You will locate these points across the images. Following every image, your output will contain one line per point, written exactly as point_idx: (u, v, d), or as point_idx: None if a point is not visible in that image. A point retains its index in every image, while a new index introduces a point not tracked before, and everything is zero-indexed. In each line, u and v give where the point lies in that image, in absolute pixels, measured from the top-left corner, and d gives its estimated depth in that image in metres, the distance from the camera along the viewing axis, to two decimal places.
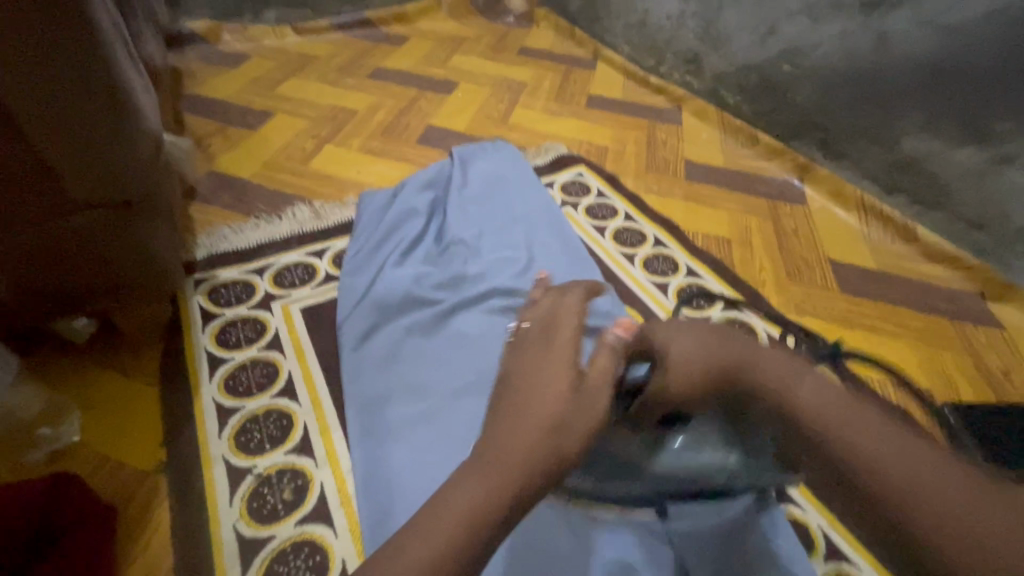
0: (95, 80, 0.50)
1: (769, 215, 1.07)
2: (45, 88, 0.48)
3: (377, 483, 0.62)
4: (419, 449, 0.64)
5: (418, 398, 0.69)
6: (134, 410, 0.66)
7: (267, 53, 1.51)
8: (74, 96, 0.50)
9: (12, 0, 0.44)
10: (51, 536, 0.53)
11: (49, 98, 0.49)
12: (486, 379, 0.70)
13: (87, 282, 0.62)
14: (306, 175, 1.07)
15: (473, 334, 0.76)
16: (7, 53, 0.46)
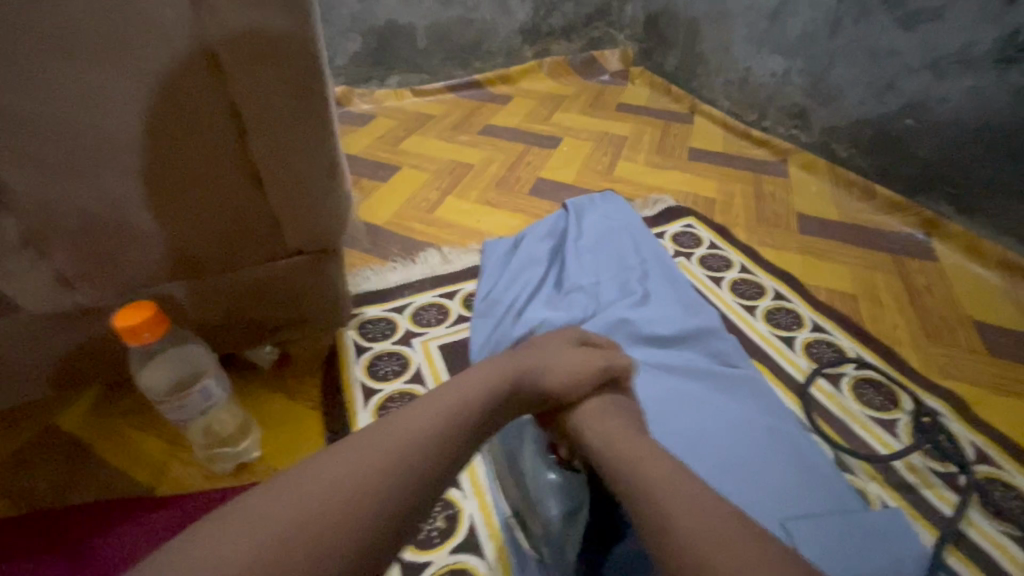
0: (323, 149, 0.60)
1: (896, 270, 1.03)
2: (286, 155, 0.59)
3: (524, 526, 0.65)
4: None
5: None
6: (305, 432, 0.74)
7: (389, 114, 1.69)
8: (305, 161, 0.60)
9: (279, 85, 0.55)
10: None
11: (287, 162, 0.60)
12: None
13: (279, 316, 0.73)
14: (432, 223, 1.17)
15: None
16: (263, 125, 0.56)
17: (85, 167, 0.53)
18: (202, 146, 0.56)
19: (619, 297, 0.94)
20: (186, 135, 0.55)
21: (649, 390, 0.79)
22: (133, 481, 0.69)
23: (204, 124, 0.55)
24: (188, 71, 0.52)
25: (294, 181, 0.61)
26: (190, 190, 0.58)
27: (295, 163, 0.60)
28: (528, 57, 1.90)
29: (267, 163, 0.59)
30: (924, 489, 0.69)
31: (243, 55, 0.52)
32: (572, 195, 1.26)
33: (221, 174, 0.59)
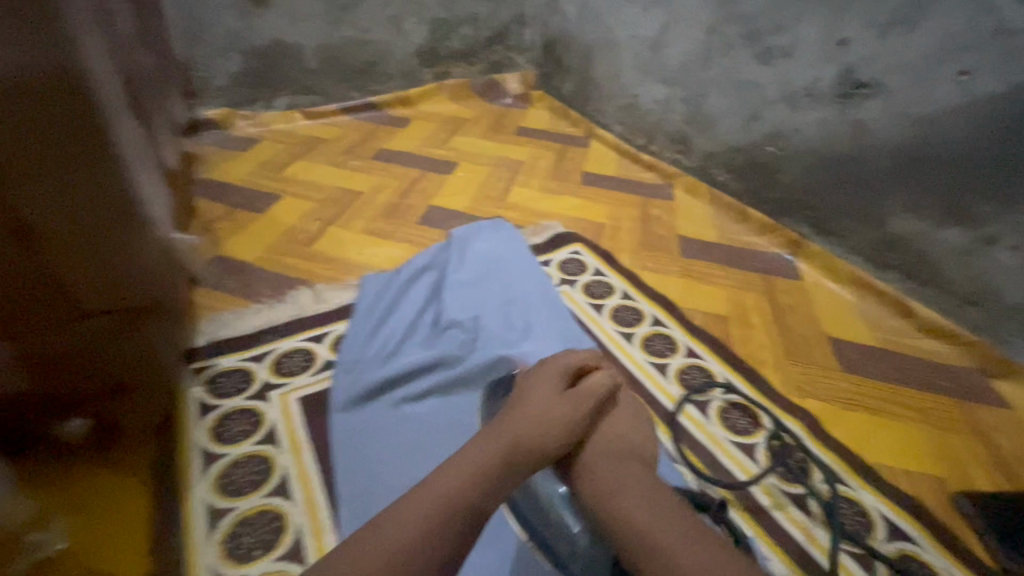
0: (109, 194, 0.54)
1: (764, 291, 1.09)
2: (60, 202, 0.52)
3: None
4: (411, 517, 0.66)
5: None
6: (124, 515, 0.64)
7: (277, 137, 1.60)
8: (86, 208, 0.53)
9: (32, 125, 0.48)
10: None
11: (64, 210, 0.53)
12: None
13: (91, 386, 0.65)
14: (310, 257, 1.10)
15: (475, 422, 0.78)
16: (22, 170, 0.50)
17: None
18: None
19: (499, 329, 0.92)
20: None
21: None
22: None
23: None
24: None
25: (81, 233, 0.55)
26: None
27: (74, 211, 0.53)
28: (428, 80, 1.87)
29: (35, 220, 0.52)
30: (776, 513, 0.71)
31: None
32: (463, 223, 1.23)
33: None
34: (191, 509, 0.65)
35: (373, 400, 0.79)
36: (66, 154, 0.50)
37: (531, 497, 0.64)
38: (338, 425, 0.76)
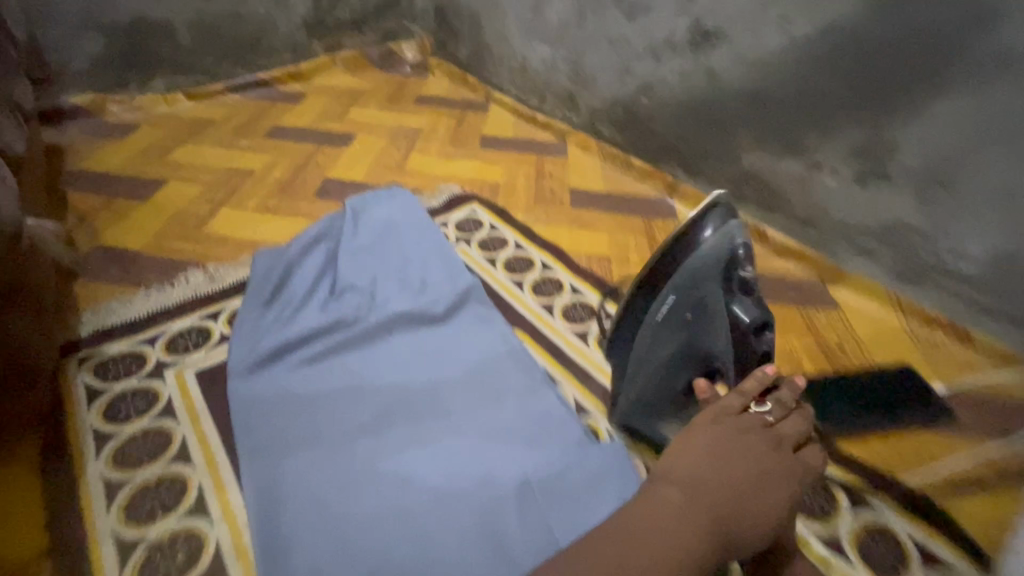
0: None
1: (644, 231, 1.19)
2: None
3: (271, 531, 0.64)
4: (313, 465, 0.70)
5: (315, 444, 0.73)
6: (15, 501, 0.65)
7: (159, 121, 1.52)
8: None
9: None
10: None
11: None
12: (386, 411, 0.77)
13: None
14: (200, 239, 1.08)
15: (370, 375, 0.82)
16: None
17: None
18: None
19: (395, 290, 0.95)
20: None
21: (414, 375, 0.82)
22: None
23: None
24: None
25: None
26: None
27: None
28: (319, 52, 1.82)
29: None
30: None
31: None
32: (360, 192, 1.24)
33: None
34: (86, 487, 0.67)
35: (271, 372, 0.81)
36: None
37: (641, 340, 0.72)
38: (235, 398, 0.77)
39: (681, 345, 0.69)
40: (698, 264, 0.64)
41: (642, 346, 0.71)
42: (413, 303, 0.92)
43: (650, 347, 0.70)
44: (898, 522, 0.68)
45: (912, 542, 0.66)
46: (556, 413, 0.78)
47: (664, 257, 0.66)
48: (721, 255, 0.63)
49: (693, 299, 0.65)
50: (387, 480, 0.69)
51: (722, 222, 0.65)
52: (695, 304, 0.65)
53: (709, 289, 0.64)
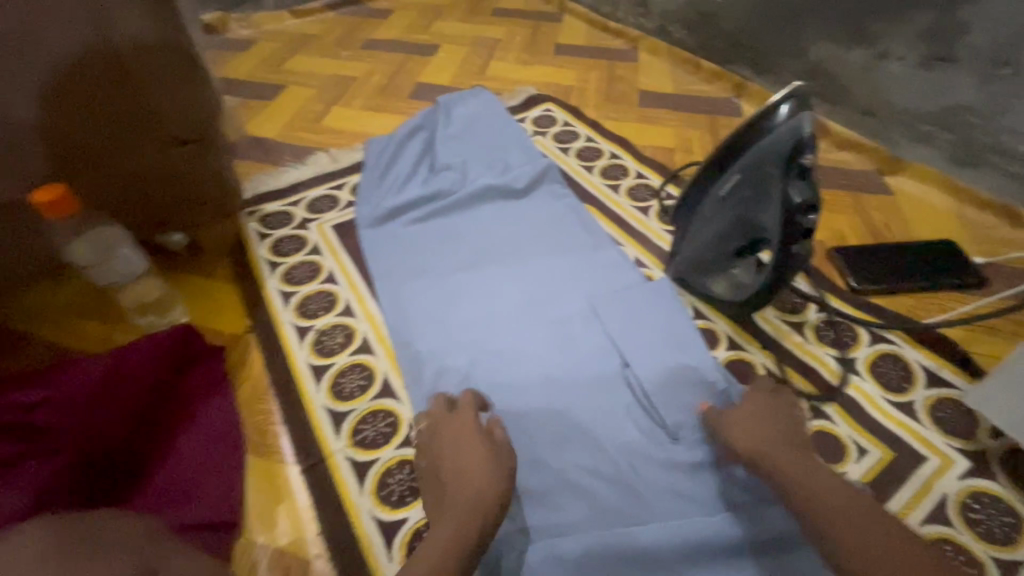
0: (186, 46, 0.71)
1: (709, 128, 1.28)
2: (155, 50, 0.69)
3: (398, 327, 0.85)
4: (424, 289, 0.90)
5: (425, 276, 0.92)
6: (224, 298, 0.90)
7: (271, 37, 1.72)
8: (173, 55, 0.71)
9: None
10: (190, 361, 0.75)
11: (159, 56, 0.70)
12: (479, 257, 0.95)
13: (178, 203, 0.85)
14: (320, 131, 1.29)
15: (466, 231, 1.00)
16: (137, 27, 0.67)
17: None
18: (35, 108, 0.68)
19: (479, 171, 1.11)
20: (25, 101, 0.67)
21: (500, 235, 0.99)
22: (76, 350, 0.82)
23: (26, 94, 0.67)
24: (13, 51, 0.63)
25: (164, 75, 0.72)
26: (14, 138, 0.69)
27: (164, 60, 0.70)
28: None
29: (101, 123, 0.73)
30: None
31: (77, 58, 0.67)
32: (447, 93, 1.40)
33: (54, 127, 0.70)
34: (269, 293, 0.91)
35: (393, 233, 1.00)
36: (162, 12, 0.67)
37: (713, 199, 0.73)
38: (368, 248, 0.98)
39: (742, 215, 0.73)
40: (767, 147, 0.65)
41: (710, 211, 0.75)
42: (500, 177, 1.08)
43: (717, 212, 0.74)
44: (910, 351, 0.80)
45: (920, 366, 0.78)
46: (614, 263, 0.94)
47: (741, 134, 0.67)
48: (790, 137, 0.64)
49: (756, 181, 0.68)
50: (483, 304, 0.88)
51: (797, 114, 0.64)
52: (761, 187, 0.68)
53: (772, 174, 0.66)
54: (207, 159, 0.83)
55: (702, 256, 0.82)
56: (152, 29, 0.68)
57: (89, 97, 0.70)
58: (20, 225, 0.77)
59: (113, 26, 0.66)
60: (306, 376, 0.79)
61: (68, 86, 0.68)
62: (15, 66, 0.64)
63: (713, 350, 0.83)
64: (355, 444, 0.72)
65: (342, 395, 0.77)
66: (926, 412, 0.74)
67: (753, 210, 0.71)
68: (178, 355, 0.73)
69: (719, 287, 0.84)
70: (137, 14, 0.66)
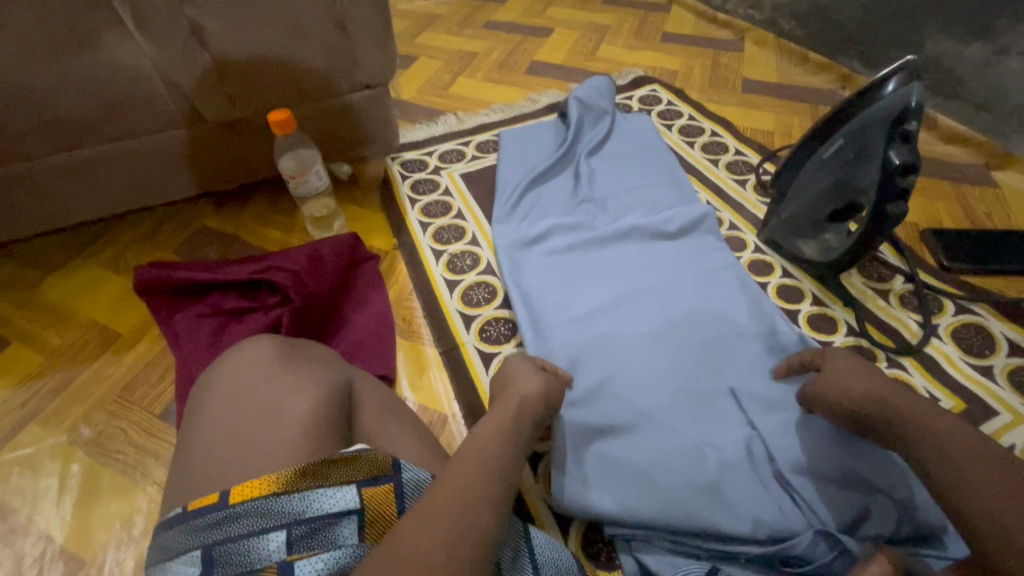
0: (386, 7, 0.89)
1: (810, 116, 1.33)
2: (367, 10, 0.88)
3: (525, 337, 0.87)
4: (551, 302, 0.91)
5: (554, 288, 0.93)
6: (376, 222, 1.09)
7: (403, 15, 1.93)
8: (378, 15, 0.89)
9: None
10: (360, 260, 0.96)
11: (370, 14, 0.88)
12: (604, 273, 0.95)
13: (349, 138, 1.05)
14: (448, 97, 1.47)
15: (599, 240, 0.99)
16: None
17: (242, 18, 0.82)
18: (277, 50, 0.88)
19: (599, 164, 1.14)
20: (270, 45, 0.87)
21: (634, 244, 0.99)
22: (260, 247, 1.04)
23: (274, 37, 0.86)
24: (273, 3, 0.82)
25: (368, 31, 0.90)
26: (254, 73, 0.89)
27: (370, 16, 0.89)
28: None
29: (315, 64, 0.91)
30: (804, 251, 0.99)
31: (320, 21, 0.86)
32: (565, 86, 1.50)
33: (283, 66, 0.90)
34: (410, 221, 1.09)
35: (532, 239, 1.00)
36: None
37: (818, 161, 0.83)
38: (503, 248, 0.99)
39: (842, 177, 0.81)
40: (873, 114, 0.73)
41: (811, 171, 0.84)
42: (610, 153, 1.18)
43: (818, 172, 0.83)
44: (995, 323, 0.85)
45: (1003, 336, 0.83)
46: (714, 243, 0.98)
47: (851, 103, 0.76)
48: (896, 108, 0.71)
49: (859, 144, 0.76)
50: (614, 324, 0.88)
51: (907, 85, 0.71)
52: (862, 150, 0.76)
53: (875, 138, 0.74)
54: (382, 103, 1.03)
55: (799, 215, 0.90)
56: None
57: (312, 44, 0.89)
58: (239, 145, 1.00)
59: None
60: (442, 286, 0.96)
61: (303, 36, 0.87)
62: (274, 13, 0.83)
63: (798, 303, 0.91)
64: (482, 340, 0.88)
65: (472, 303, 0.93)
66: (1004, 376, 0.80)
67: (853, 173, 0.79)
68: (353, 253, 0.95)
69: (809, 246, 0.92)
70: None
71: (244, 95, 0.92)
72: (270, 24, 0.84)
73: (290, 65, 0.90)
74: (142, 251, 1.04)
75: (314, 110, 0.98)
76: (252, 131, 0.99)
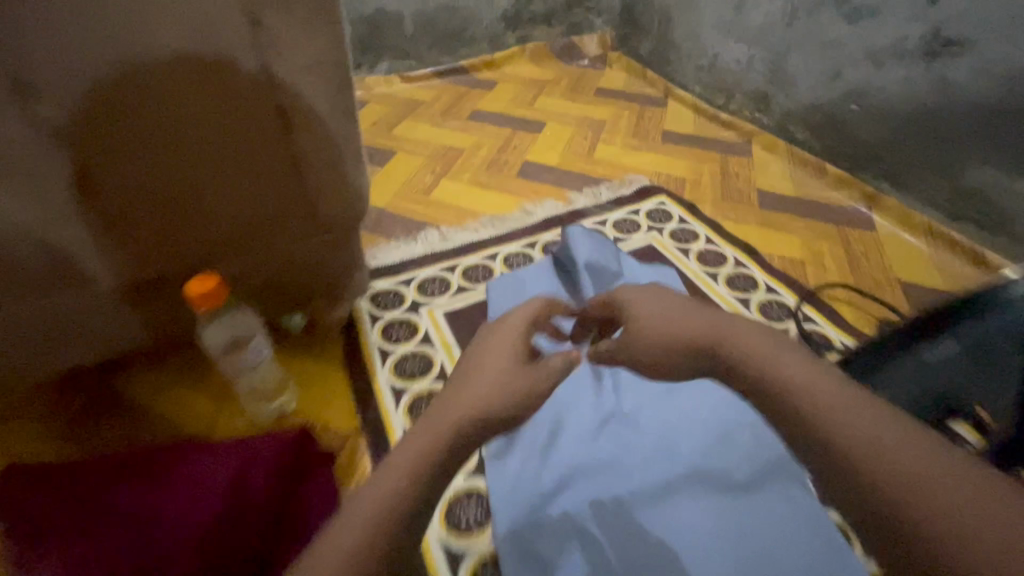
0: (353, 139, 0.72)
1: (839, 240, 1.18)
2: (329, 143, 0.70)
3: None
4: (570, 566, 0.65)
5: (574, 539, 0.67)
6: (336, 388, 0.86)
7: (381, 100, 1.77)
8: (343, 148, 0.72)
9: (323, 84, 0.66)
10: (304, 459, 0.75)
11: (331, 146, 0.71)
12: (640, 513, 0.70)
13: (308, 289, 0.84)
14: (428, 204, 1.28)
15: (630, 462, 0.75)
16: (315, 118, 0.68)
17: (164, 162, 0.62)
18: (204, 197, 0.67)
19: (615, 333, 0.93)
20: (196, 191, 0.66)
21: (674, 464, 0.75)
22: (183, 432, 0.79)
23: (198, 180, 0.65)
24: (204, 140, 0.63)
25: (331, 165, 0.72)
26: (173, 228, 0.67)
27: (331, 148, 0.71)
28: (511, 44, 1.98)
29: (262, 210, 0.71)
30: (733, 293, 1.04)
31: (273, 157, 0.68)
32: (562, 193, 1.32)
33: (214, 217, 0.69)
34: (379, 386, 0.86)
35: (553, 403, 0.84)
36: (338, 107, 0.69)
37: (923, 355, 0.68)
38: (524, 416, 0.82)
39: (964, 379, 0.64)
40: (997, 324, 0.68)
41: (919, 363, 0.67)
42: None
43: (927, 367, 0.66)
44: None
45: None
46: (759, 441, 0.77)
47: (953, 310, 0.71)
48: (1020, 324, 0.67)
49: (981, 345, 0.66)
50: (655, 534, 0.68)
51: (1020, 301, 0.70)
52: (989, 363, 0.65)
53: (1003, 346, 0.65)
54: (346, 244, 0.83)
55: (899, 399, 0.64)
56: (326, 117, 0.68)
57: (252, 185, 0.69)
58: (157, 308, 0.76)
59: (308, 113, 0.67)
60: None
61: (243, 173, 0.67)
62: (202, 150, 0.63)
63: None
64: None
65: (460, 528, 0.71)
66: None
67: (979, 375, 0.64)
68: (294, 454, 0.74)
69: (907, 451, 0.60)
70: (323, 102, 0.67)
71: (161, 255, 0.69)
72: (196, 165, 0.64)
73: (223, 214, 0.69)
74: (19, 435, 0.78)
75: (256, 261, 0.77)
76: (176, 292, 0.76)
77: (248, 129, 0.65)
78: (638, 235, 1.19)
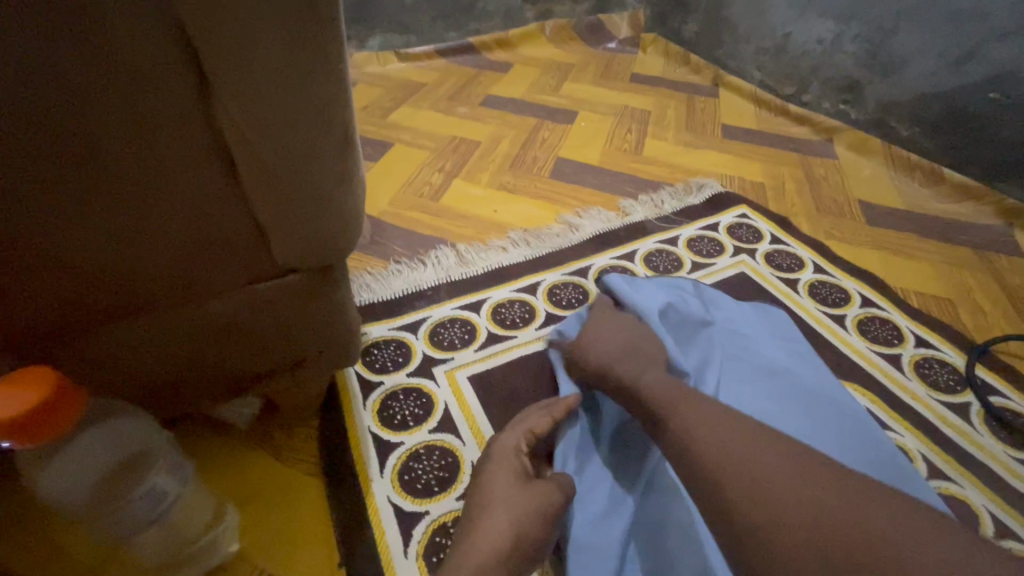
0: (337, 120, 0.40)
1: (985, 268, 0.90)
2: (288, 122, 0.38)
3: None
4: None
5: None
6: (307, 516, 0.54)
7: (373, 81, 1.44)
8: (314, 133, 0.39)
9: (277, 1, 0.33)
10: None
11: (291, 128, 0.38)
12: None
13: (258, 363, 0.52)
14: (439, 213, 0.95)
15: None
16: (258, 68, 0.35)
17: None
18: (44, 208, 0.36)
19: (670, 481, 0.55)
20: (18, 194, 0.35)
21: None
22: None
23: (28, 177, 0.34)
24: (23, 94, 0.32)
25: (293, 160, 0.40)
26: None
27: (294, 130, 0.38)
28: (528, 19, 1.66)
29: (160, 234, 0.40)
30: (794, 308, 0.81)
31: (175, 137, 0.37)
32: (612, 200, 1.01)
33: (62, 242, 0.38)
34: (377, 511, 0.54)
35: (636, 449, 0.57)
36: (308, 56, 0.36)
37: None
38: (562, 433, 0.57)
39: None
40: None
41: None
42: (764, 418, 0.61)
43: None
44: None
45: None
46: None
47: None
48: None
49: None
50: None
51: None
52: None
53: None
54: (321, 299, 0.51)
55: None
56: (283, 70, 0.36)
57: (135, 189, 0.38)
58: None
59: (247, 63, 0.35)
60: None
61: (113, 164, 0.36)
62: (15, 116, 0.32)
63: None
64: None
65: None
66: None
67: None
68: None
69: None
70: (285, 51, 0.35)
71: None
72: (5, 144, 0.33)
73: (80, 237, 0.38)
74: None
75: (155, 321, 0.45)
76: None
77: (115, 81, 0.33)
78: (722, 259, 0.89)
